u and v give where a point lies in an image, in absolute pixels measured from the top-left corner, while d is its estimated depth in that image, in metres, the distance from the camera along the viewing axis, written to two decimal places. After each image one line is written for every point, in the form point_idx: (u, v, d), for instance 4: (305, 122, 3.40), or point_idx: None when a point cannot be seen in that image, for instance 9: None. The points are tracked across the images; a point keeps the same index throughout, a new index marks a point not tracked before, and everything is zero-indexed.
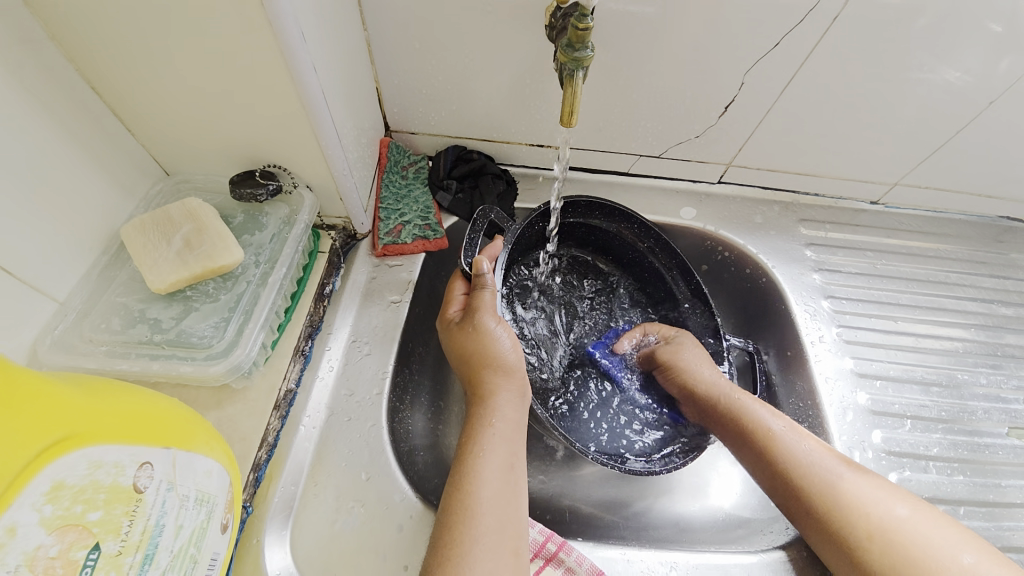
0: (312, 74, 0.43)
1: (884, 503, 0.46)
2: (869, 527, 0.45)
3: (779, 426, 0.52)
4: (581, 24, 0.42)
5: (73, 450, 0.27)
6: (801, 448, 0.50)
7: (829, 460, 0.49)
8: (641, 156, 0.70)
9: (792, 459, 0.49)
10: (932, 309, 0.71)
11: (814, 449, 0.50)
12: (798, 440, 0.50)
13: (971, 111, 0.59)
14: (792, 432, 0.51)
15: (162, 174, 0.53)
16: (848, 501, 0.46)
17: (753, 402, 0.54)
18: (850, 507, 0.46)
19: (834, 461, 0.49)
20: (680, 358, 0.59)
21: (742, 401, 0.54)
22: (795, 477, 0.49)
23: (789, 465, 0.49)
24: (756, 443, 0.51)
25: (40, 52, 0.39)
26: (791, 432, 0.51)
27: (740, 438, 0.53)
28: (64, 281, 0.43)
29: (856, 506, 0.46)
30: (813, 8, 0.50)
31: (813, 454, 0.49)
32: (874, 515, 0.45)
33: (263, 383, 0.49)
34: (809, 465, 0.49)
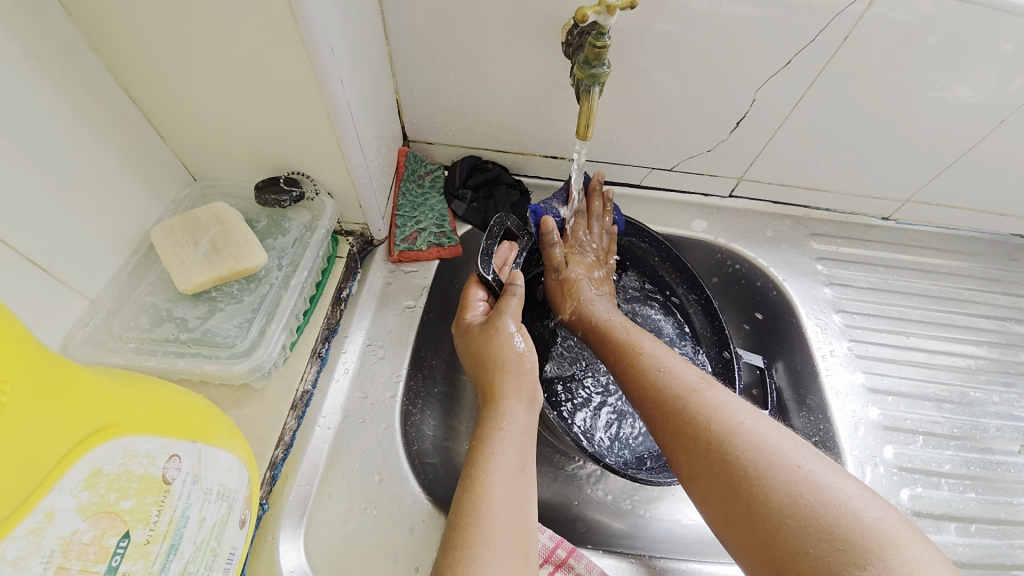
0: (339, 86, 0.45)
1: (809, 470, 0.37)
2: (746, 451, 0.39)
3: (684, 369, 0.48)
4: (599, 41, 0.44)
5: (110, 439, 0.28)
6: (716, 397, 0.44)
7: (698, 386, 0.45)
8: (653, 169, 0.71)
9: (698, 408, 0.43)
10: (944, 325, 0.71)
11: (712, 389, 0.45)
12: (731, 406, 0.43)
13: (982, 129, 0.60)
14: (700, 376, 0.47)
15: (190, 179, 0.55)
16: (765, 461, 0.38)
17: (674, 360, 0.49)
18: (760, 460, 0.38)
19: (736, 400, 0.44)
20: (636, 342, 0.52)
21: (651, 351, 0.51)
22: (658, 393, 0.46)
23: (686, 412, 0.44)
24: (659, 393, 0.46)
25: (82, 62, 0.41)
26: (671, 361, 0.49)
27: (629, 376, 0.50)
28: (96, 280, 0.45)
29: (715, 423, 0.42)
30: (828, 24, 0.51)
31: (709, 386, 0.45)
32: (775, 469, 0.38)
33: (281, 383, 0.51)
34: (673, 388, 0.46)
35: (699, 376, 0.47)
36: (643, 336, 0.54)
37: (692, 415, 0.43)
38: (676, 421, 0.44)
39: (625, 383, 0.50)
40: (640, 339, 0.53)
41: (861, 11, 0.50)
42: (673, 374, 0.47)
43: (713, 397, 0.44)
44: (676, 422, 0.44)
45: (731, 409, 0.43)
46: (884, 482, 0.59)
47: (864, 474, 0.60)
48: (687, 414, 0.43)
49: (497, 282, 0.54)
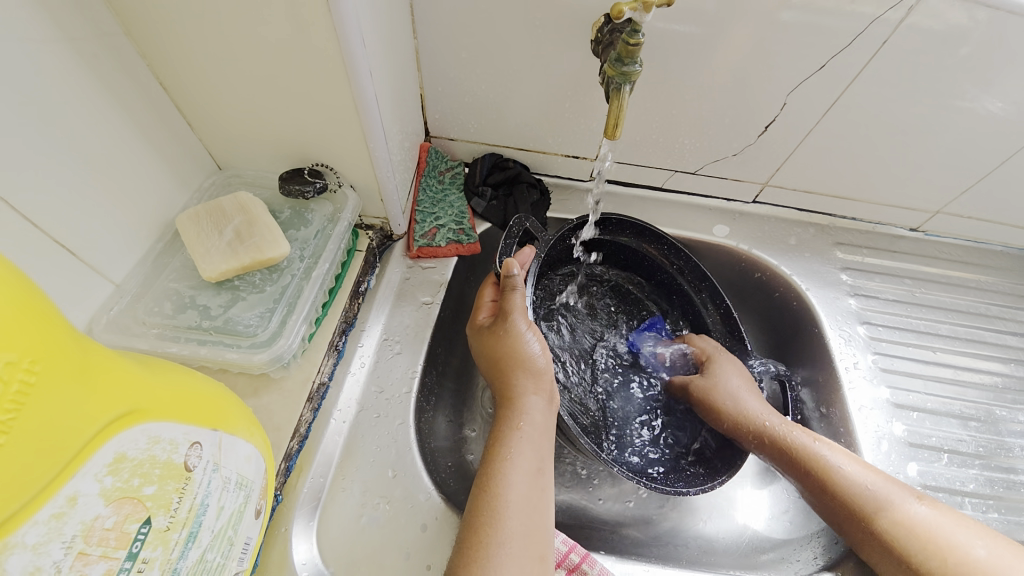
0: (368, 79, 0.44)
1: (948, 531, 0.46)
2: (864, 499, 0.48)
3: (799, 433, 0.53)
4: (632, 39, 0.43)
5: (136, 425, 0.28)
6: (896, 497, 0.48)
7: (830, 450, 0.51)
8: (677, 172, 0.70)
9: (833, 473, 0.50)
10: (972, 341, 0.69)
11: (836, 453, 0.51)
12: (839, 458, 0.51)
13: (1020, 142, 0.58)
14: (821, 442, 0.52)
15: (214, 168, 0.55)
16: (902, 522, 0.47)
17: (805, 433, 0.53)
18: (908, 527, 0.46)
19: (848, 458, 0.51)
20: (734, 395, 0.57)
21: (759, 409, 0.55)
22: (805, 465, 0.51)
23: (840, 491, 0.49)
24: (773, 452, 0.53)
25: (114, 46, 0.41)
26: (814, 442, 0.52)
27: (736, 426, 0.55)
28: (121, 265, 0.45)
29: (852, 486, 0.49)
30: (864, 31, 0.50)
31: (841, 458, 0.51)
32: (942, 545, 0.45)
33: (298, 375, 0.50)
34: (818, 463, 0.51)
35: (826, 441, 0.52)
36: (741, 383, 0.58)
37: (808, 458, 0.51)
38: (798, 472, 0.52)
39: (777, 463, 0.53)
40: (793, 433, 0.53)
41: (898, 18, 0.48)
42: (820, 458, 0.51)
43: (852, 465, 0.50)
44: (814, 486, 0.51)
45: (879, 493, 0.49)
46: None
47: None
48: (816, 468, 0.51)
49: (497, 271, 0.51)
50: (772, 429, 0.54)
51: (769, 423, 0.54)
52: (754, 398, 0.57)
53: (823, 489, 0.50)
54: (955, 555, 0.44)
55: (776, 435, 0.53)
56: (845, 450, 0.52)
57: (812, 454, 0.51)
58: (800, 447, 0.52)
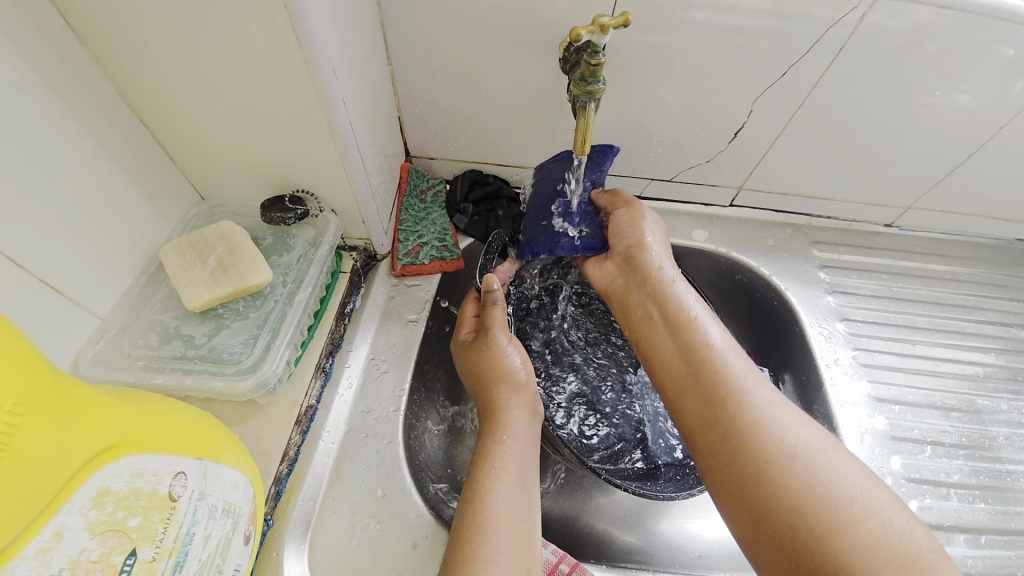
0: (342, 107, 0.46)
1: (851, 494, 0.37)
2: (756, 447, 0.40)
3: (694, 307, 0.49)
4: (594, 59, 0.45)
5: (119, 458, 0.29)
6: (811, 461, 0.39)
7: (710, 326, 0.48)
8: (653, 180, 0.71)
9: (745, 414, 0.41)
10: (950, 333, 0.70)
11: (774, 397, 0.42)
12: (743, 361, 0.45)
13: (982, 135, 0.60)
14: (721, 332, 0.48)
15: (197, 199, 0.56)
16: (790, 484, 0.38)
17: (704, 312, 0.49)
18: (796, 498, 0.37)
19: (734, 350, 0.46)
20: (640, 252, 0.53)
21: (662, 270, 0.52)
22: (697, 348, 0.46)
23: (727, 404, 0.42)
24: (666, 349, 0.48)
25: (94, 87, 0.43)
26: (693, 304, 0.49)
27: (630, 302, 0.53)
28: (106, 299, 0.46)
29: (714, 364, 0.45)
30: (825, 34, 0.52)
31: (755, 380, 0.44)
32: (847, 528, 0.35)
33: (285, 399, 0.51)
34: (699, 337, 0.47)
35: (741, 356, 0.46)
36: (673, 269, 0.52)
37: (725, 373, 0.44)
38: (716, 410, 0.42)
39: (649, 358, 0.50)
40: (693, 310, 0.49)
41: (858, 20, 0.50)
42: (701, 339, 0.46)
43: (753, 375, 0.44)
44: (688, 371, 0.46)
45: (812, 454, 0.39)
46: None
47: None
48: (721, 406, 0.42)
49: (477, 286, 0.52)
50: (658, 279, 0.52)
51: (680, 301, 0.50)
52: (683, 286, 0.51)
53: (688, 355, 0.46)
54: (909, 554, 0.34)
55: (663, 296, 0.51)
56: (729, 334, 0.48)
57: (696, 329, 0.47)
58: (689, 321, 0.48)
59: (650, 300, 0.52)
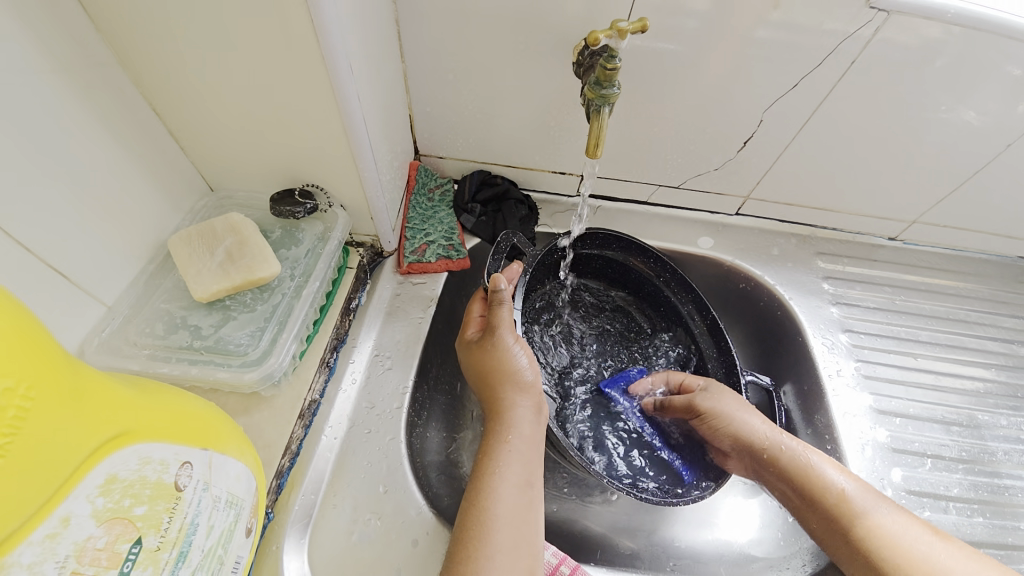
0: (356, 103, 0.46)
1: None
2: (895, 553, 0.45)
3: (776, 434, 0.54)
4: (609, 64, 0.45)
5: (127, 446, 0.29)
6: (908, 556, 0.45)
7: (806, 454, 0.52)
8: (661, 186, 0.72)
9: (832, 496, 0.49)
10: (952, 347, 0.71)
11: (822, 461, 0.51)
12: (832, 476, 0.50)
13: (989, 152, 0.60)
14: (805, 450, 0.53)
15: (207, 190, 0.56)
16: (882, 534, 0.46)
17: (785, 437, 0.54)
18: None
19: (837, 469, 0.51)
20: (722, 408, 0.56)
21: (737, 414, 0.55)
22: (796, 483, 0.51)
23: (860, 532, 0.47)
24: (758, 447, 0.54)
25: (108, 75, 0.43)
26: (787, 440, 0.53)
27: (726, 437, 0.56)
28: (113, 287, 0.46)
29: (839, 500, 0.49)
30: (835, 49, 0.52)
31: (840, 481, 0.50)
32: None
33: (289, 392, 0.51)
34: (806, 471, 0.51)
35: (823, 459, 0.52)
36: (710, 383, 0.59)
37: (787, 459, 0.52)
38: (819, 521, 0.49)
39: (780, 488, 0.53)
40: (790, 447, 0.53)
41: (869, 35, 0.51)
42: (819, 475, 0.50)
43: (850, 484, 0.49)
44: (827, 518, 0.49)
45: (859, 499, 0.49)
46: None
47: None
48: (830, 514, 0.49)
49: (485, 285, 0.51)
50: (754, 433, 0.54)
51: (759, 432, 0.54)
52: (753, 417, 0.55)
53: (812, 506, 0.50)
54: None
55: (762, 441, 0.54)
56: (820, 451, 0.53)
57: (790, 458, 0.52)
58: (779, 448, 0.53)
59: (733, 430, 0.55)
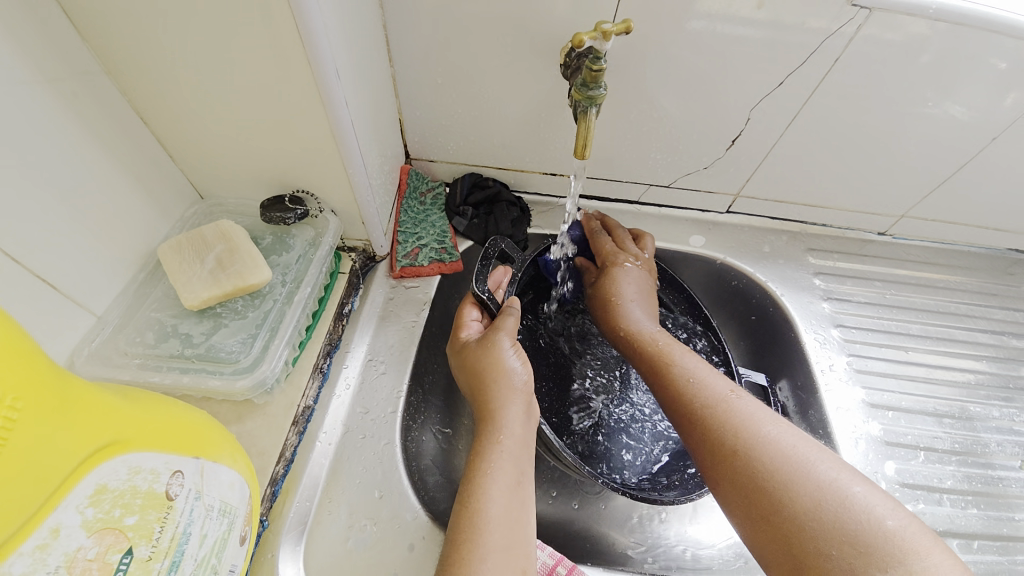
0: (344, 109, 0.46)
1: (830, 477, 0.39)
2: (756, 452, 0.42)
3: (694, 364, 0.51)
4: (596, 65, 0.45)
5: (117, 455, 0.29)
6: (764, 451, 0.42)
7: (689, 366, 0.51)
8: (651, 185, 0.72)
9: (763, 450, 0.42)
10: (943, 340, 0.71)
11: (779, 433, 0.43)
12: (722, 385, 0.49)
13: (974, 146, 0.61)
14: (706, 369, 0.51)
15: (197, 197, 0.56)
16: (840, 509, 0.37)
17: (681, 354, 0.53)
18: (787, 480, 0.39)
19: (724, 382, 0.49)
20: (672, 348, 0.54)
21: (682, 365, 0.51)
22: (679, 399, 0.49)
23: (717, 425, 0.45)
24: (687, 400, 0.48)
25: (94, 84, 0.43)
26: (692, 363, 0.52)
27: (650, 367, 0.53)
28: (102, 296, 0.46)
29: (715, 408, 0.46)
30: (820, 46, 0.53)
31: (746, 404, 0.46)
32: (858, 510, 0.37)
33: (282, 399, 0.51)
34: (701, 392, 0.48)
35: (720, 378, 0.50)
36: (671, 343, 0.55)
37: (719, 423, 0.45)
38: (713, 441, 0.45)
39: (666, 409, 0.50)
40: (675, 355, 0.53)
41: (853, 32, 0.51)
42: (700, 386, 0.49)
43: (738, 397, 0.47)
44: (693, 425, 0.47)
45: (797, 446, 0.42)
46: None
47: None
48: (705, 414, 0.46)
49: (493, 302, 0.54)
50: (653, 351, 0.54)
51: (670, 355, 0.53)
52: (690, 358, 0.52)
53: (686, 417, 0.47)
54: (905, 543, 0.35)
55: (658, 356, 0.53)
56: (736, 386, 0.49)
57: (680, 367, 0.51)
58: (681, 371, 0.51)
59: (638, 334, 0.57)
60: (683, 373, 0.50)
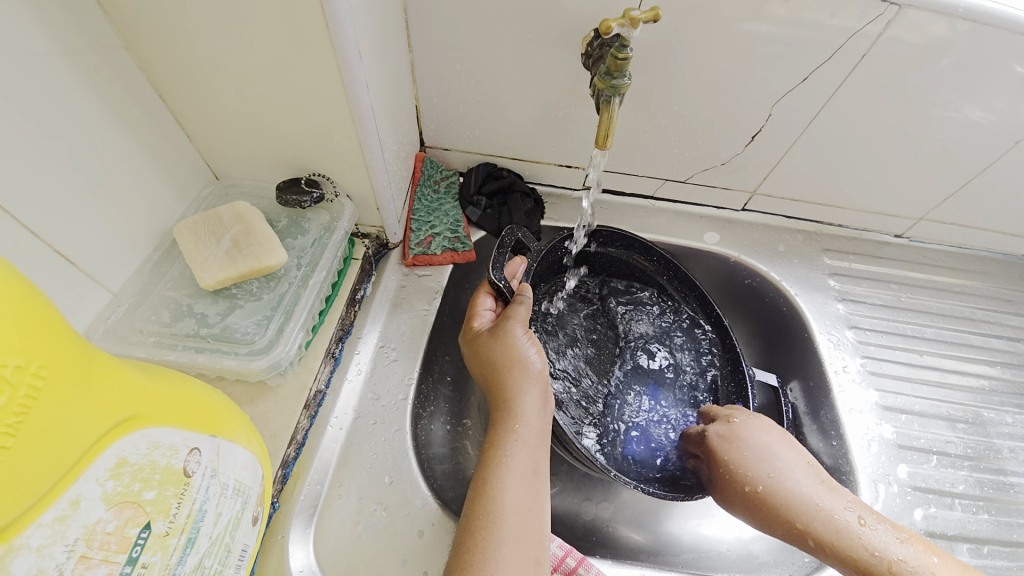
0: (364, 91, 0.45)
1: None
2: (887, 566, 0.47)
3: (781, 473, 0.52)
4: (621, 54, 0.45)
5: (137, 430, 0.28)
6: (914, 568, 0.46)
7: (794, 479, 0.52)
8: (667, 181, 0.71)
9: (879, 563, 0.47)
10: (958, 345, 0.71)
11: (860, 515, 0.49)
12: (813, 490, 0.51)
13: (997, 150, 0.60)
14: (795, 474, 0.52)
15: (212, 177, 0.56)
16: None
17: (774, 465, 0.52)
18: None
19: (817, 484, 0.51)
20: (767, 479, 0.52)
21: (783, 478, 0.52)
22: (783, 518, 0.50)
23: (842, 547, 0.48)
24: (784, 522, 0.50)
25: (115, 59, 0.42)
26: (795, 474, 0.52)
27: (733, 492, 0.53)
28: (118, 273, 0.46)
29: (823, 525, 0.49)
30: (845, 44, 0.52)
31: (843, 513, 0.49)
32: None
33: (295, 382, 0.50)
34: (800, 510, 0.50)
35: (807, 476, 0.52)
36: (722, 426, 0.55)
37: (812, 531, 0.49)
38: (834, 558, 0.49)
39: (769, 528, 0.52)
40: (777, 478, 0.52)
41: (878, 31, 0.50)
42: (788, 501, 0.51)
43: (818, 501, 0.50)
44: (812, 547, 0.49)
45: (866, 536, 0.48)
46: (898, 502, 0.59)
47: (877, 492, 0.59)
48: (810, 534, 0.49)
49: (507, 289, 0.54)
50: (757, 479, 0.52)
51: (761, 474, 0.52)
52: (761, 434, 0.54)
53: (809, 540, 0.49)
54: None
55: (766, 485, 0.52)
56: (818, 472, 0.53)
57: (779, 491, 0.51)
58: (776, 487, 0.51)
59: (750, 479, 0.52)
60: (774, 480, 0.52)
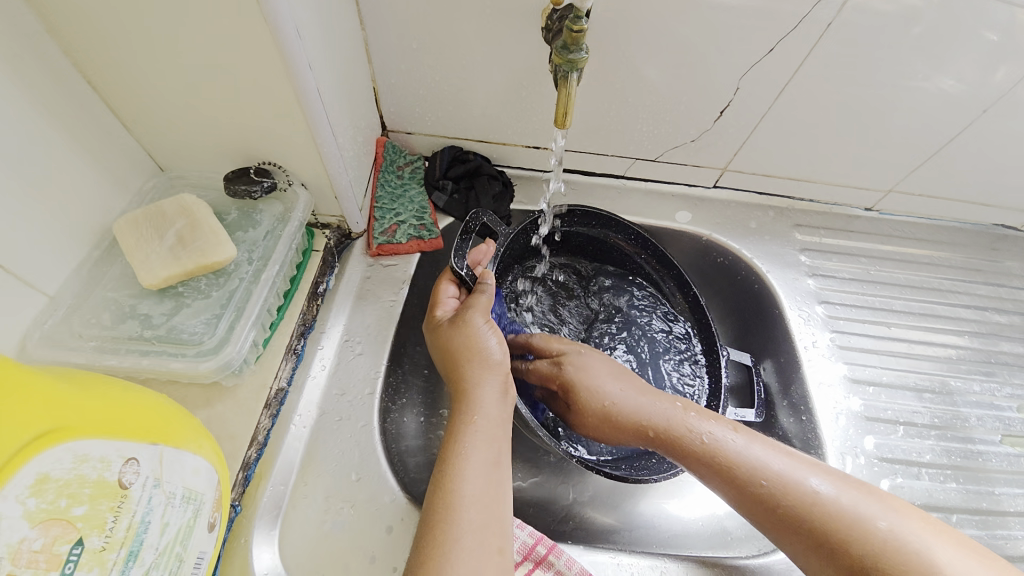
0: (308, 73, 0.43)
1: (864, 513, 0.38)
2: (798, 498, 0.40)
3: (690, 419, 0.47)
4: (576, 26, 0.43)
5: (60, 444, 0.27)
6: (809, 495, 0.40)
7: (725, 435, 0.45)
8: (637, 159, 0.70)
9: (797, 498, 0.40)
10: (926, 316, 0.71)
11: (828, 487, 0.40)
12: (721, 433, 0.45)
13: (964, 119, 0.60)
14: (707, 423, 0.46)
15: (156, 169, 0.53)
16: (863, 534, 0.36)
17: (693, 415, 0.47)
18: (829, 521, 0.38)
19: (739, 433, 0.45)
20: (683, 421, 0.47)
21: (700, 428, 0.46)
22: (725, 470, 0.43)
23: (738, 474, 0.42)
24: (716, 467, 0.44)
25: (35, 45, 0.39)
26: (703, 423, 0.46)
27: (677, 453, 0.46)
28: (54, 276, 0.43)
29: (756, 467, 0.42)
30: (810, 14, 0.50)
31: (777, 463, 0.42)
32: (873, 533, 0.36)
33: (253, 381, 0.49)
34: (721, 454, 0.44)
35: (757, 441, 0.44)
36: (687, 410, 0.48)
37: (748, 476, 0.42)
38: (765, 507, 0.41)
39: (707, 481, 0.45)
40: (694, 422, 0.47)
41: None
42: (714, 441, 0.45)
43: (745, 440, 0.44)
44: (750, 495, 0.42)
45: (775, 467, 0.42)
46: (865, 473, 0.60)
47: (845, 464, 0.60)
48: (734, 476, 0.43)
49: (469, 276, 0.53)
50: (659, 421, 0.48)
51: (671, 418, 0.48)
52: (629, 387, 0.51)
53: (735, 486, 0.43)
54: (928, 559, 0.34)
55: (673, 428, 0.47)
56: (744, 428, 0.46)
57: (699, 435, 0.45)
58: (692, 434, 0.46)
59: (626, 416, 0.50)
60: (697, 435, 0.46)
